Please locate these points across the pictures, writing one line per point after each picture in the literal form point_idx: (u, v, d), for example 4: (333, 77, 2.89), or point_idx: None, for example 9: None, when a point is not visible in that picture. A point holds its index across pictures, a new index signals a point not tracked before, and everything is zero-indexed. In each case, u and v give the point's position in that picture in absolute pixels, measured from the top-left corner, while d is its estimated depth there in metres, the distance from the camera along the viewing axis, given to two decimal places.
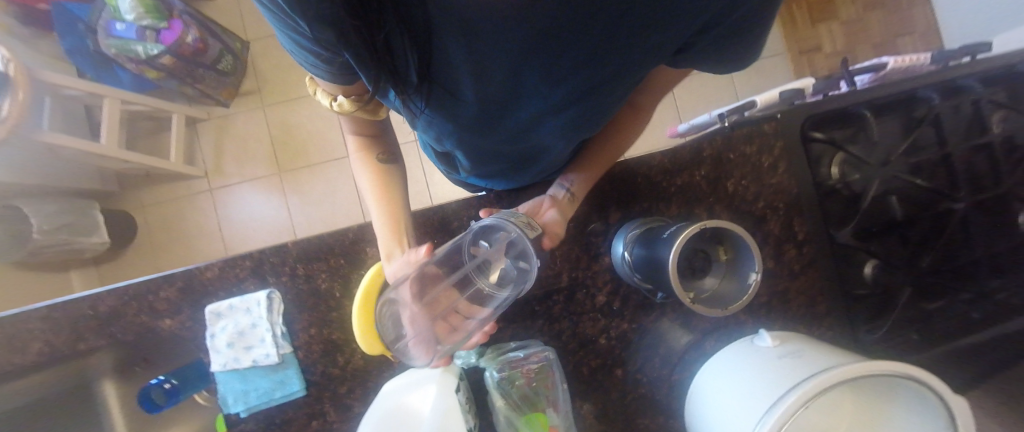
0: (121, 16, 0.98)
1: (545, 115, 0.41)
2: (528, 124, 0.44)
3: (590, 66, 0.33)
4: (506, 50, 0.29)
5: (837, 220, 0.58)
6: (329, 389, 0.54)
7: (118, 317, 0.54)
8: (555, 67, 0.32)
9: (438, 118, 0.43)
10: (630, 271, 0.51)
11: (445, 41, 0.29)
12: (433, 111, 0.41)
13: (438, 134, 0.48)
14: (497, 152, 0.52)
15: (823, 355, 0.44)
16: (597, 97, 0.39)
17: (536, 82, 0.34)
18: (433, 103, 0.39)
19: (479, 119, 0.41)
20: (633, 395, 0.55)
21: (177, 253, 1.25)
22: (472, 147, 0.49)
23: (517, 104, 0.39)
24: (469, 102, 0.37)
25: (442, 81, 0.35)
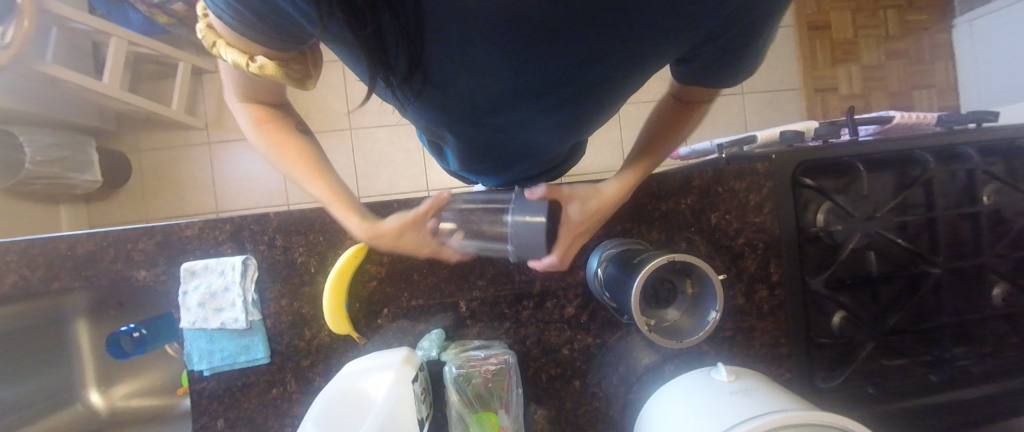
0: None
1: (536, 111, 0.41)
2: (516, 118, 0.44)
3: (584, 68, 0.32)
4: (501, 50, 0.29)
5: (813, 267, 0.59)
6: (292, 360, 0.55)
7: (95, 262, 0.55)
8: (550, 68, 0.32)
9: (429, 107, 0.42)
10: (600, 288, 0.52)
11: (442, 38, 0.28)
12: (424, 102, 0.40)
13: (428, 120, 0.48)
14: (489, 141, 0.52)
15: (772, 397, 0.45)
16: (591, 97, 0.39)
17: (529, 80, 0.34)
18: (423, 94, 0.38)
19: (468, 109, 0.41)
20: (587, 407, 0.57)
21: (169, 200, 1.26)
22: (464, 135, 0.50)
23: (507, 100, 0.38)
24: (460, 93, 0.37)
25: (435, 74, 0.34)
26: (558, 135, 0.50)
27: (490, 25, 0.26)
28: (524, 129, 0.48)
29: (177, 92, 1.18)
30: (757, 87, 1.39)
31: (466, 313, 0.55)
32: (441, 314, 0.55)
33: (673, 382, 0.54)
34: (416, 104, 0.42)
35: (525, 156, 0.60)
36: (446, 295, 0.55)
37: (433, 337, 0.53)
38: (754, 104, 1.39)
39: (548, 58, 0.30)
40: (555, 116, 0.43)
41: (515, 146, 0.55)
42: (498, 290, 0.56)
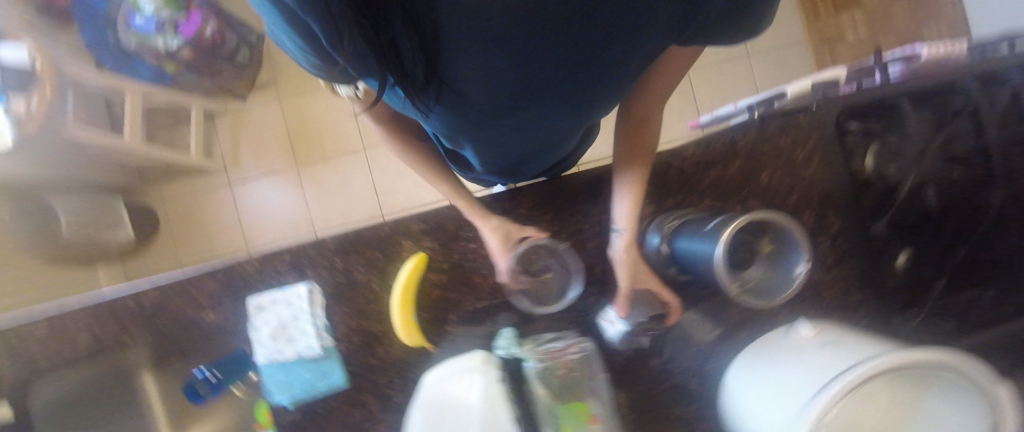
0: (140, 9, 1.00)
1: (554, 104, 0.42)
2: (536, 114, 0.44)
3: (595, 53, 0.33)
4: (513, 45, 0.30)
5: (869, 212, 0.60)
6: (369, 379, 0.55)
7: (162, 310, 0.55)
8: (561, 57, 0.33)
9: (450, 117, 0.43)
10: (667, 262, 0.54)
11: (455, 35, 0.28)
12: (444, 112, 0.41)
13: (448, 131, 0.48)
14: (509, 142, 0.53)
15: (862, 344, 0.44)
16: (608, 77, 0.39)
17: (544, 66, 0.34)
18: (441, 101, 0.38)
19: (488, 112, 0.41)
20: (665, 385, 0.56)
21: (198, 246, 1.27)
22: (485, 138, 0.50)
23: (525, 97, 0.39)
24: (478, 96, 0.37)
25: (451, 78, 0.34)
26: (578, 122, 0.51)
27: (504, 13, 0.27)
28: (543, 125, 0.48)
29: (193, 137, 1.20)
30: (761, 47, 1.38)
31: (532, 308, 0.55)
32: (506, 312, 0.55)
33: (755, 349, 0.53)
34: (439, 115, 0.42)
35: (546, 149, 0.60)
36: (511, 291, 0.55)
37: (507, 335, 0.53)
38: (760, 64, 1.38)
39: (562, 35, 0.30)
40: (574, 104, 0.43)
41: (536, 141, 0.55)
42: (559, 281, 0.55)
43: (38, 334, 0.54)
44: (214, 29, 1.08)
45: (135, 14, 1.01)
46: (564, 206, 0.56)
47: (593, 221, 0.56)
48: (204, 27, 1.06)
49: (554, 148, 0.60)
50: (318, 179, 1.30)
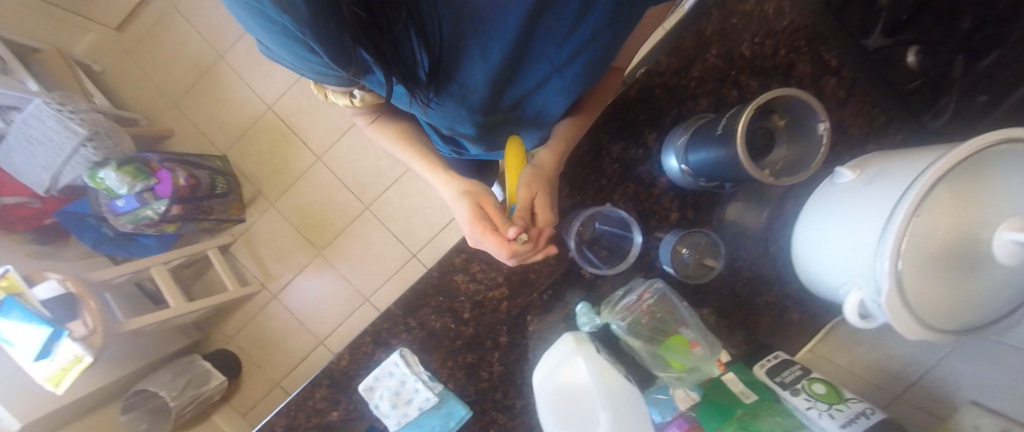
0: (115, 193, 1.05)
1: (551, 73, 0.48)
2: (534, 84, 0.50)
3: (581, 18, 0.40)
4: (496, 21, 0.37)
5: (861, 29, 0.57)
6: (488, 400, 0.60)
7: (295, 429, 0.61)
8: (544, 23, 0.39)
9: (450, 103, 0.48)
10: (692, 179, 0.52)
11: (444, 18, 0.35)
12: (441, 97, 0.47)
13: (453, 123, 0.54)
14: (508, 120, 0.57)
15: (908, 163, 0.44)
16: (601, 42, 0.44)
17: (534, 36, 0.41)
18: (442, 90, 0.46)
19: (490, 94, 0.48)
20: (742, 280, 0.58)
21: (279, 359, 1.35)
22: (483, 124, 0.55)
23: (517, 66, 0.45)
24: (475, 77, 0.44)
25: (452, 63, 0.41)
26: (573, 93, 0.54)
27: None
28: (538, 97, 0.53)
29: (224, 273, 1.27)
30: None
31: (592, 276, 0.57)
32: (573, 290, 0.57)
33: (807, 210, 0.54)
34: (436, 104, 0.48)
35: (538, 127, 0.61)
36: (566, 270, 0.57)
37: (583, 310, 0.55)
38: None
39: (539, 8, 0.36)
40: (572, 72, 0.48)
41: (527, 115, 0.58)
42: (606, 252, 0.57)
43: None
44: (185, 176, 1.12)
45: (116, 199, 1.06)
46: (577, 174, 0.57)
47: (609, 174, 0.56)
48: (176, 178, 1.10)
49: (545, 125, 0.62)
50: (345, 252, 1.34)
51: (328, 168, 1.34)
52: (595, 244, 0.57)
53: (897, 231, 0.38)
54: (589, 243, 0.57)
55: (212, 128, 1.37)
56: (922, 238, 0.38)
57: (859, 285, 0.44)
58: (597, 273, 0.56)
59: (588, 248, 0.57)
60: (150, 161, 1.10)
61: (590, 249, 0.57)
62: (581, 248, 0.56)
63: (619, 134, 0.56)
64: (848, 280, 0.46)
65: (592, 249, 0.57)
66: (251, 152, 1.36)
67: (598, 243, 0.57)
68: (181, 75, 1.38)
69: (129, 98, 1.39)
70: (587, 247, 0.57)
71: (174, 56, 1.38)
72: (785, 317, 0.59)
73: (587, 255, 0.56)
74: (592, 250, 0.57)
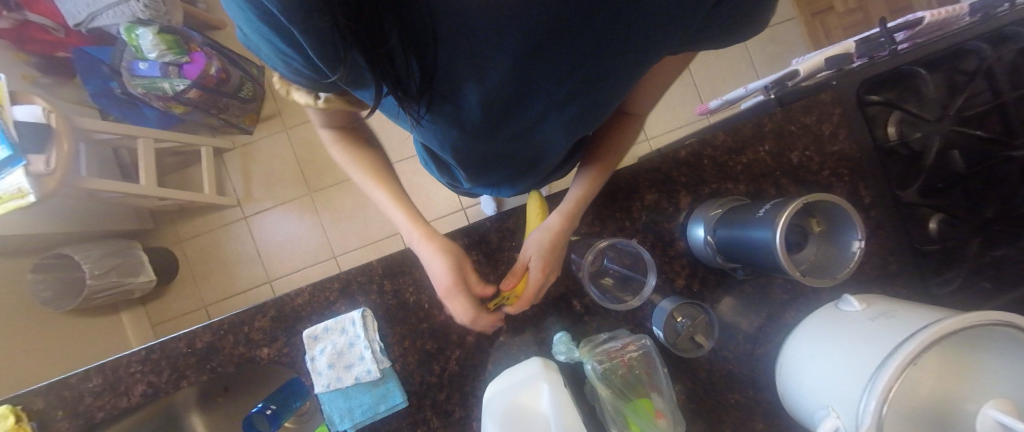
0: (144, 55, 1.02)
1: (549, 112, 0.43)
2: (530, 122, 0.44)
3: (590, 60, 0.34)
4: (504, 51, 0.31)
5: (899, 180, 0.59)
6: (429, 397, 0.55)
7: (216, 352, 0.54)
8: (556, 64, 0.34)
9: (443, 126, 0.42)
10: (712, 252, 0.52)
11: (447, 43, 0.29)
12: (435, 119, 0.41)
13: (444, 146, 0.48)
14: (499, 154, 0.52)
15: (916, 312, 0.44)
16: (602, 87, 0.39)
17: (539, 68, 0.34)
18: (434, 110, 0.39)
19: (484, 125, 0.42)
20: (720, 371, 0.57)
21: (219, 281, 1.26)
22: (472, 153, 0.49)
23: (516, 103, 0.40)
24: (474, 103, 0.38)
25: (450, 85, 0.35)
26: (571, 133, 0.50)
27: (507, 21, 0.28)
28: (535, 135, 0.48)
29: (206, 176, 1.21)
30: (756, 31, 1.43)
31: (582, 309, 0.55)
32: (557, 317, 0.55)
33: (802, 329, 0.54)
34: (427, 124, 0.42)
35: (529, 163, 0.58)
36: (563, 290, 0.56)
37: (563, 340, 0.53)
38: (757, 47, 1.43)
39: (552, 42, 0.31)
40: (569, 110, 0.42)
41: (525, 150, 0.52)
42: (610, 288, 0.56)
43: (94, 386, 0.52)
44: (218, 68, 1.09)
45: (140, 61, 1.03)
46: (604, 206, 0.56)
47: (634, 218, 0.56)
48: (208, 66, 1.07)
49: (542, 163, 0.58)
50: (333, 205, 1.30)
51: None
52: (599, 276, 0.56)
53: (890, 375, 0.36)
54: (595, 273, 0.56)
55: None
56: (909, 391, 0.37)
57: (839, 411, 0.43)
58: (597, 302, 0.55)
59: (593, 278, 0.56)
60: (191, 40, 1.07)
61: (595, 280, 0.56)
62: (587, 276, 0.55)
63: (655, 183, 0.56)
64: (828, 404, 0.46)
65: (596, 279, 0.56)
66: None
67: (603, 275, 0.57)
68: None
69: None
70: (592, 277, 0.56)
71: None
72: (749, 426, 0.57)
73: (591, 284, 0.55)
74: (596, 280, 0.56)
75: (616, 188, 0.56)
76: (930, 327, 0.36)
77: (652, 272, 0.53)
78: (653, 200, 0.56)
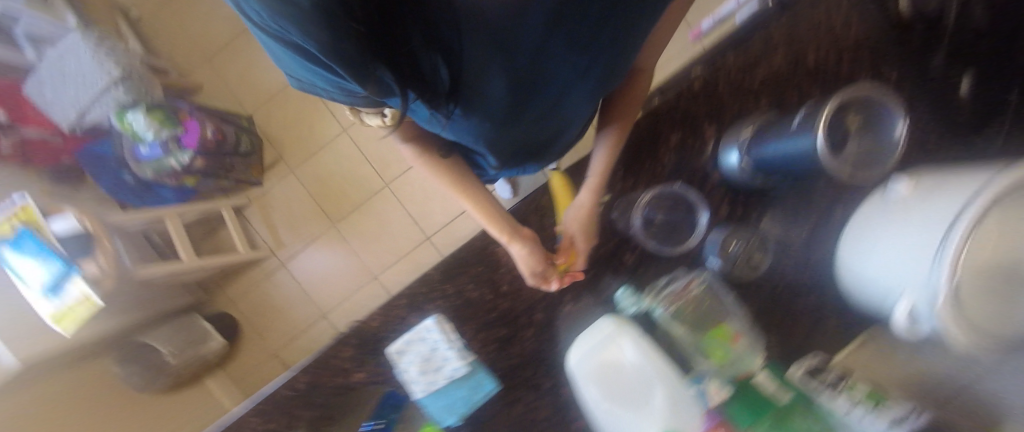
0: (141, 138, 1.02)
1: (573, 86, 0.43)
2: (555, 98, 0.44)
3: (604, 22, 0.35)
4: (520, 34, 0.32)
5: (925, 50, 0.57)
6: (516, 378, 0.58)
7: (317, 388, 0.58)
8: (573, 35, 0.34)
9: (473, 121, 0.43)
10: (750, 175, 0.52)
11: (465, 41, 0.30)
12: (466, 116, 0.42)
13: (475, 139, 0.48)
14: (531, 137, 0.53)
15: (965, 179, 0.43)
16: (621, 47, 0.39)
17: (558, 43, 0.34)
18: (463, 107, 0.40)
19: (512, 111, 0.43)
20: (783, 283, 0.58)
21: (279, 328, 1.32)
22: (505, 141, 0.50)
23: (539, 82, 0.40)
24: (499, 92, 0.38)
25: (473, 80, 0.35)
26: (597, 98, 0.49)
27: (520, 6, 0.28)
28: (564, 110, 0.48)
29: (236, 235, 1.26)
30: None
31: (634, 262, 0.56)
32: (613, 276, 0.57)
33: (857, 222, 0.54)
34: (457, 121, 0.43)
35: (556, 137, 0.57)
36: (613, 248, 0.57)
37: (627, 294, 0.55)
38: None
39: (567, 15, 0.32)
40: (595, 77, 0.42)
41: (556, 124, 0.53)
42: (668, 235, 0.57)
43: None
44: (213, 130, 1.11)
45: (139, 145, 1.04)
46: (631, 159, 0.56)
47: (658, 162, 0.56)
48: (204, 131, 1.08)
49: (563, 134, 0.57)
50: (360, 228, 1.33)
51: (353, 141, 1.34)
52: (650, 227, 0.57)
53: (960, 234, 0.36)
54: (647, 226, 0.57)
55: (242, 89, 1.37)
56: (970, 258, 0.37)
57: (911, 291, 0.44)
58: (657, 251, 0.56)
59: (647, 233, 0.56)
60: (179, 110, 1.08)
61: (650, 232, 0.56)
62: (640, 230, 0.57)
63: (676, 123, 0.55)
64: (897, 287, 0.46)
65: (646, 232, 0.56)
66: (278, 118, 1.36)
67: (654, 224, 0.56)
68: (217, 33, 1.39)
69: (163, 51, 1.39)
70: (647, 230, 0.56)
71: (213, 13, 1.39)
72: (823, 326, 0.59)
73: (649, 238, 0.56)
74: (650, 232, 0.57)
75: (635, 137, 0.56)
76: (994, 182, 0.36)
77: (703, 208, 0.56)
78: (677, 139, 0.56)
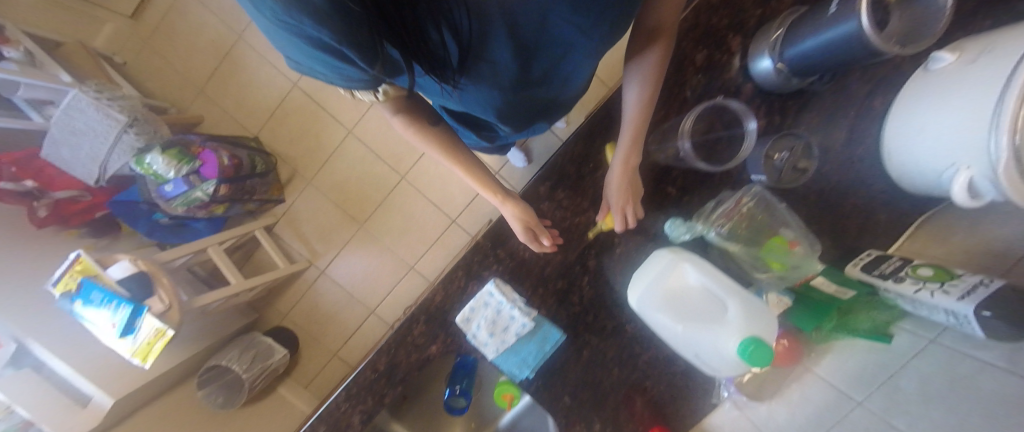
0: (164, 178, 1.05)
1: (580, 50, 0.40)
2: (560, 60, 0.42)
3: None
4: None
5: None
6: (580, 323, 0.61)
7: (397, 367, 0.62)
8: None
9: (478, 85, 0.42)
10: (784, 78, 0.51)
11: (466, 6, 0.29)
12: (473, 81, 0.41)
13: (485, 109, 0.48)
14: (540, 101, 0.51)
15: (1018, 32, 0.42)
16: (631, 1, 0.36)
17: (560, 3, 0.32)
18: (471, 71, 0.39)
19: (519, 74, 0.41)
20: (830, 184, 0.58)
21: (333, 332, 1.38)
22: (514, 106, 0.49)
23: (544, 44, 0.38)
24: (503, 55, 0.37)
25: (477, 44, 0.34)
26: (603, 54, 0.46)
27: None
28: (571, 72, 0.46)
29: (273, 252, 1.30)
30: None
31: (679, 192, 0.57)
32: (661, 209, 0.57)
33: (901, 106, 0.53)
34: (466, 87, 0.42)
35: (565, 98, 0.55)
36: (655, 182, 0.57)
37: (678, 223, 0.56)
38: None
39: None
40: (601, 33, 0.39)
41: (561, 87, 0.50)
42: (716, 151, 0.56)
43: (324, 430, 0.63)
44: (228, 156, 1.13)
45: (164, 184, 1.06)
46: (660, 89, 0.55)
47: (691, 85, 0.55)
48: (220, 158, 1.10)
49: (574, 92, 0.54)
50: (386, 224, 1.35)
51: (361, 141, 1.34)
52: (698, 147, 0.55)
53: (1017, 93, 0.37)
54: (694, 147, 0.55)
55: (240, 111, 1.37)
56: None
57: (968, 164, 0.44)
58: (709, 169, 0.55)
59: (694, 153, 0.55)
60: (191, 144, 1.10)
61: (699, 151, 0.55)
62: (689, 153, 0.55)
63: (701, 40, 0.54)
64: (948, 161, 0.47)
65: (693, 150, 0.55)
66: (284, 132, 1.36)
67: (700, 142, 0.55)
68: (203, 59, 1.37)
69: (157, 89, 1.39)
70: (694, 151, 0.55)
71: (192, 39, 1.36)
72: (873, 219, 0.58)
73: (696, 158, 0.55)
74: (697, 151, 0.55)
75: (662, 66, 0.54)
76: None
77: (749, 118, 0.54)
78: (704, 57, 0.54)
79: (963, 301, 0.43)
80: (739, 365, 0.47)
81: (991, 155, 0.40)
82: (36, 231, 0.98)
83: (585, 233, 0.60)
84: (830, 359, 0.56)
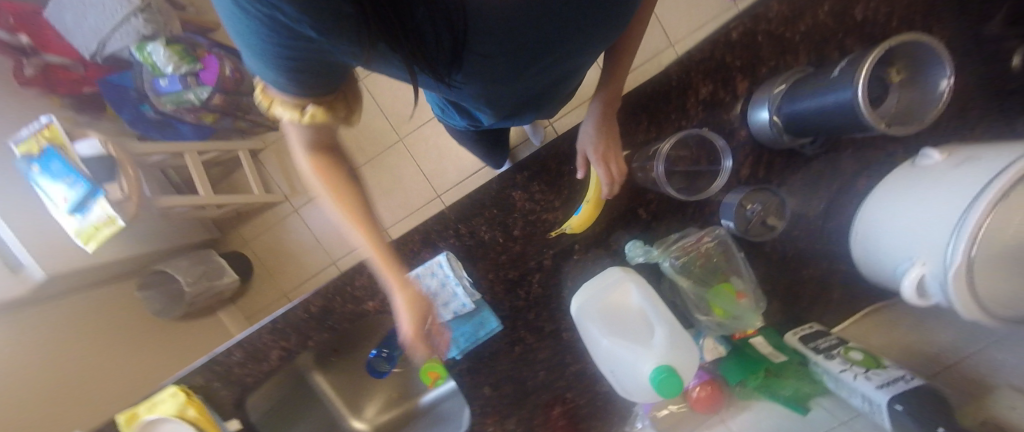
0: (160, 71, 1.02)
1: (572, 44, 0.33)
2: (557, 56, 0.35)
3: None
4: None
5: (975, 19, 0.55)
6: (520, 318, 0.61)
7: (331, 312, 0.61)
8: None
9: (471, 83, 0.34)
10: (777, 133, 0.52)
11: None
12: (468, 79, 0.33)
13: (474, 99, 0.39)
14: (525, 92, 0.44)
15: (999, 149, 0.43)
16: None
17: None
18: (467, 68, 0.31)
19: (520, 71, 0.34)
20: (793, 250, 0.58)
21: (291, 271, 1.37)
22: (502, 99, 0.41)
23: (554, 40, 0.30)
24: (509, 51, 0.29)
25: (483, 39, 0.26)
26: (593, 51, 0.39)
27: None
28: (565, 64, 0.39)
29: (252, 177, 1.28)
30: None
31: (649, 217, 0.57)
32: (628, 228, 0.58)
33: (879, 193, 0.54)
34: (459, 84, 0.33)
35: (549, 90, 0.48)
36: (630, 201, 0.57)
37: (637, 245, 0.55)
38: None
39: None
40: (596, 27, 0.33)
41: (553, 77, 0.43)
42: (681, 183, 0.58)
43: (243, 355, 0.62)
44: (231, 68, 1.10)
45: (159, 78, 1.03)
46: (660, 108, 0.55)
47: (691, 115, 0.56)
48: (223, 67, 1.07)
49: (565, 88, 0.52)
50: (370, 181, 1.34)
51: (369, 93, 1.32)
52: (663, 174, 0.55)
53: (985, 207, 0.38)
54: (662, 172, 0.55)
55: None
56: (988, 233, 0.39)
57: (923, 260, 0.45)
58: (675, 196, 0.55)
59: (660, 179, 0.55)
60: (197, 46, 1.08)
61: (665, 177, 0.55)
62: (657, 175, 0.55)
63: (710, 74, 0.54)
64: (907, 255, 0.47)
65: (660, 174, 0.54)
66: None
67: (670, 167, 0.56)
68: None
69: None
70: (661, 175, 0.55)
71: None
72: (826, 295, 0.59)
73: (663, 183, 0.55)
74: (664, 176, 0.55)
75: (667, 88, 0.54)
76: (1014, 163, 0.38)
77: (726, 156, 0.55)
78: (710, 91, 0.55)
79: (880, 389, 0.44)
80: (650, 391, 0.47)
81: (945, 256, 0.41)
82: (17, 87, 0.95)
83: (546, 228, 0.59)
84: (748, 413, 0.56)
